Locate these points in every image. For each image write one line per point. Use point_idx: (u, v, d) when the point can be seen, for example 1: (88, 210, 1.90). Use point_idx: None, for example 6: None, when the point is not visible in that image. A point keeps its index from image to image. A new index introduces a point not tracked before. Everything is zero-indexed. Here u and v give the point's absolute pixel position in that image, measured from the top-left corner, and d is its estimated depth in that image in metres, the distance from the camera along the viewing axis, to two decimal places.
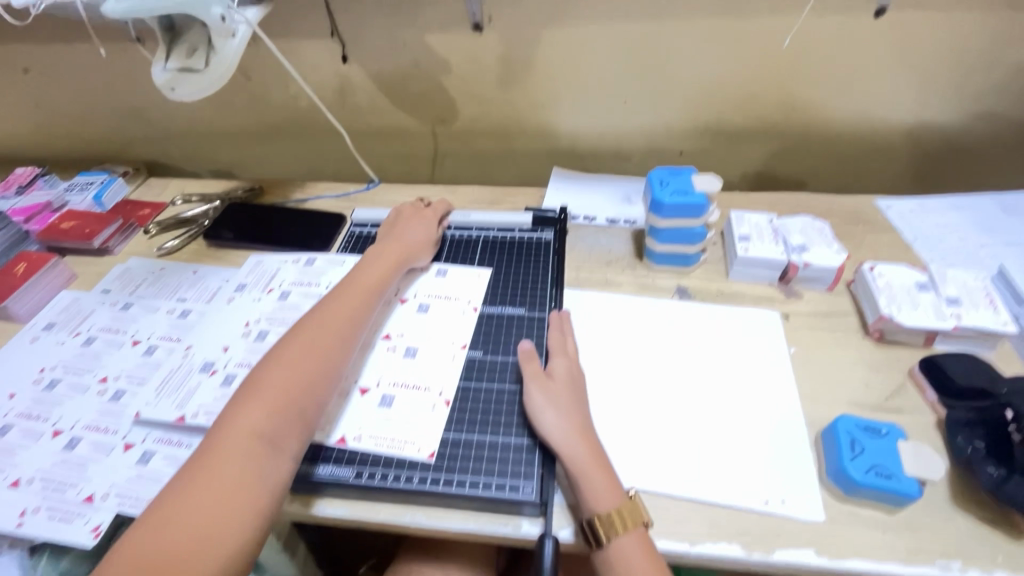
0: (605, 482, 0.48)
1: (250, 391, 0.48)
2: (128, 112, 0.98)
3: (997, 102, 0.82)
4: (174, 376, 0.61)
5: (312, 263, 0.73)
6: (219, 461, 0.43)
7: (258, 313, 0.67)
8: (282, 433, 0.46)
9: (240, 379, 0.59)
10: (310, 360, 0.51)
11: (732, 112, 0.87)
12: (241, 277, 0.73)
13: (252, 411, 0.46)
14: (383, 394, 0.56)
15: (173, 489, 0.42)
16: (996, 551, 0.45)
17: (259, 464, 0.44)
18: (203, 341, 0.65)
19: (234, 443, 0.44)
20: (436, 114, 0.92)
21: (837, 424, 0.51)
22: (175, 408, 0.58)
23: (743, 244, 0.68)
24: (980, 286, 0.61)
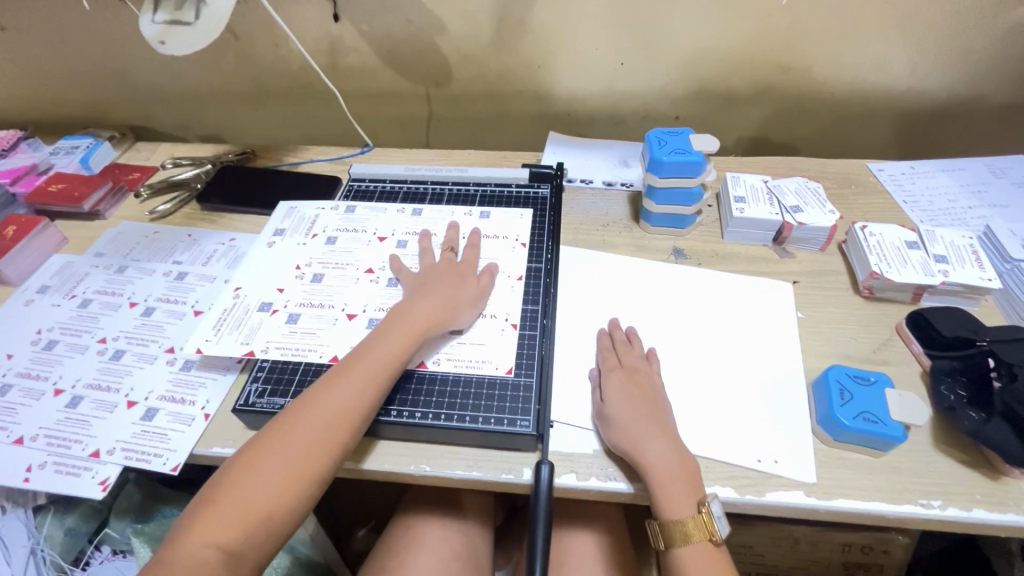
0: (682, 496, 0.47)
1: (270, 441, 0.45)
2: (111, 74, 0.95)
3: (990, 66, 0.83)
4: (227, 316, 0.59)
5: (353, 211, 0.73)
6: (215, 513, 0.42)
7: (308, 256, 0.66)
8: (290, 497, 0.43)
9: (306, 316, 0.59)
10: (338, 420, 0.47)
11: (729, 76, 0.86)
12: (276, 223, 0.71)
13: (272, 466, 0.44)
14: (370, 318, 0.59)
15: (240, 461, 0.45)
16: (974, 490, 0.48)
17: (258, 533, 0.42)
18: (253, 282, 0.63)
19: (246, 498, 0.42)
20: (431, 77, 0.90)
21: (828, 374, 0.52)
22: (239, 344, 0.57)
23: (738, 205, 0.69)
24: (967, 244, 0.63)
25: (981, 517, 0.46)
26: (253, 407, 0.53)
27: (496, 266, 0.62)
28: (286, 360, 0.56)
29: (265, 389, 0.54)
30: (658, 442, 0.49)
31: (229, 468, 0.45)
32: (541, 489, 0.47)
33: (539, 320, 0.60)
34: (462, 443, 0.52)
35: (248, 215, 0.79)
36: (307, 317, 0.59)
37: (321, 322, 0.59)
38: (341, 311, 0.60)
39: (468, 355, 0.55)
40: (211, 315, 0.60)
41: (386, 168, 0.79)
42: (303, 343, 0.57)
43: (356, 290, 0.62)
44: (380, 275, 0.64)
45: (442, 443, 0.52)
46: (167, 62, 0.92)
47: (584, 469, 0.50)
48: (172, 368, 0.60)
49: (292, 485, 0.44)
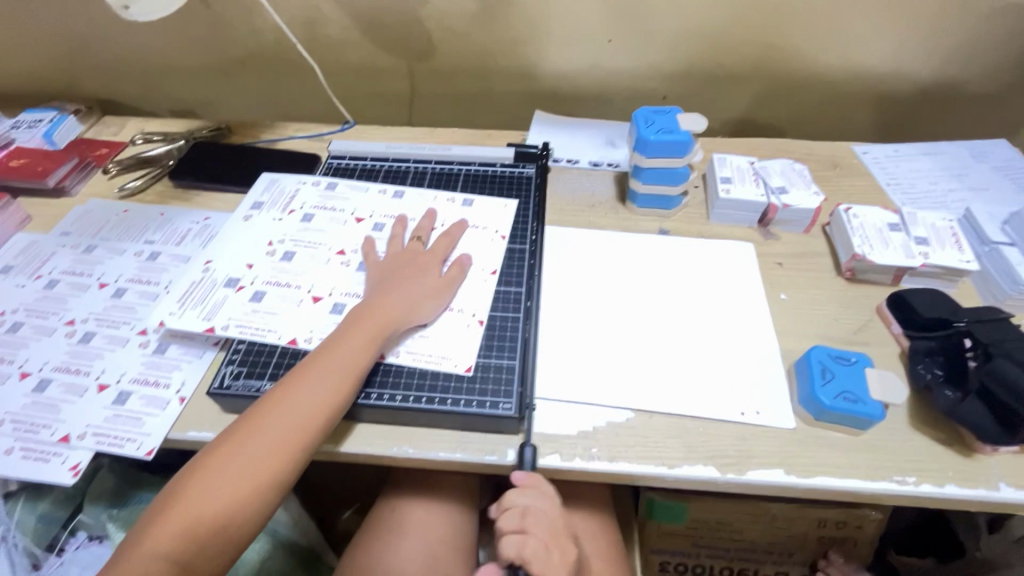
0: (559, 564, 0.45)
1: (222, 453, 0.45)
2: (74, 43, 0.90)
3: (972, 49, 0.83)
4: (192, 291, 0.58)
5: (334, 188, 0.70)
6: (166, 524, 0.42)
7: (281, 233, 0.65)
8: (241, 507, 0.44)
9: (271, 297, 0.58)
10: (291, 429, 0.46)
11: (716, 55, 0.85)
12: (256, 196, 0.70)
13: (230, 468, 0.44)
14: (334, 303, 0.58)
15: (199, 461, 0.45)
16: (948, 467, 0.49)
17: (207, 543, 0.42)
18: (226, 256, 0.62)
19: (194, 510, 0.43)
20: (413, 51, 0.87)
21: (810, 354, 0.53)
22: (201, 320, 0.56)
23: (724, 187, 0.69)
24: (947, 226, 0.63)
25: (954, 493, 0.47)
26: (229, 390, 0.51)
27: (469, 257, 0.60)
28: (243, 341, 0.55)
29: (240, 371, 0.53)
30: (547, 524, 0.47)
31: (182, 479, 0.45)
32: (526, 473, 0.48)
33: (522, 302, 0.59)
34: (443, 426, 0.51)
35: (225, 193, 0.76)
36: (278, 300, 0.58)
37: (287, 303, 0.58)
38: (307, 293, 0.58)
39: (451, 340, 0.54)
40: (177, 289, 0.59)
41: (367, 145, 0.76)
42: (266, 324, 0.55)
43: (325, 271, 0.61)
44: (351, 259, 0.62)
45: (423, 425, 0.51)
46: (134, 30, 0.88)
47: (568, 449, 0.50)
48: (145, 351, 0.58)
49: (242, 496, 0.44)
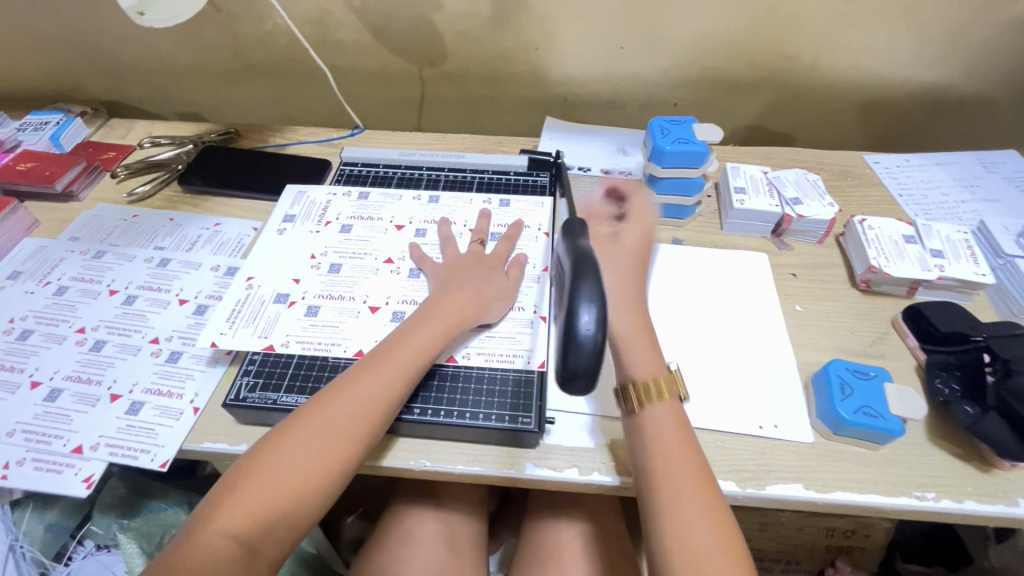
0: (647, 356, 0.50)
1: (300, 426, 0.44)
2: (81, 45, 0.89)
3: (983, 59, 0.83)
4: (239, 307, 0.58)
5: (366, 198, 0.70)
6: (234, 508, 0.40)
7: (323, 246, 0.64)
8: (311, 493, 0.42)
9: (326, 308, 0.58)
10: (367, 411, 0.46)
11: (729, 64, 0.85)
12: (286, 209, 0.69)
13: (306, 444, 0.43)
14: (394, 311, 0.58)
15: (271, 436, 0.44)
16: (966, 482, 0.49)
17: (276, 526, 0.41)
18: (268, 272, 0.62)
19: (264, 493, 0.41)
20: (424, 56, 0.87)
21: (829, 368, 0.53)
22: (257, 338, 0.55)
23: (739, 196, 0.69)
24: (962, 239, 0.64)
25: (973, 508, 0.47)
26: (246, 402, 0.51)
27: (525, 257, 0.61)
28: (309, 355, 0.54)
29: (256, 383, 0.52)
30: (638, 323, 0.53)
31: (248, 462, 0.43)
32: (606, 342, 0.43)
33: None
34: (462, 439, 0.51)
35: (237, 200, 0.76)
36: (338, 313, 0.58)
37: (344, 314, 0.57)
38: (363, 304, 0.59)
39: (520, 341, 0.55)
40: (222, 308, 0.58)
41: (378, 151, 0.76)
42: (331, 337, 0.55)
43: (377, 281, 0.61)
44: (400, 267, 0.62)
45: (441, 438, 0.51)
46: (142, 33, 0.87)
47: (587, 463, 0.50)
48: (157, 361, 0.57)
49: (314, 483, 0.42)
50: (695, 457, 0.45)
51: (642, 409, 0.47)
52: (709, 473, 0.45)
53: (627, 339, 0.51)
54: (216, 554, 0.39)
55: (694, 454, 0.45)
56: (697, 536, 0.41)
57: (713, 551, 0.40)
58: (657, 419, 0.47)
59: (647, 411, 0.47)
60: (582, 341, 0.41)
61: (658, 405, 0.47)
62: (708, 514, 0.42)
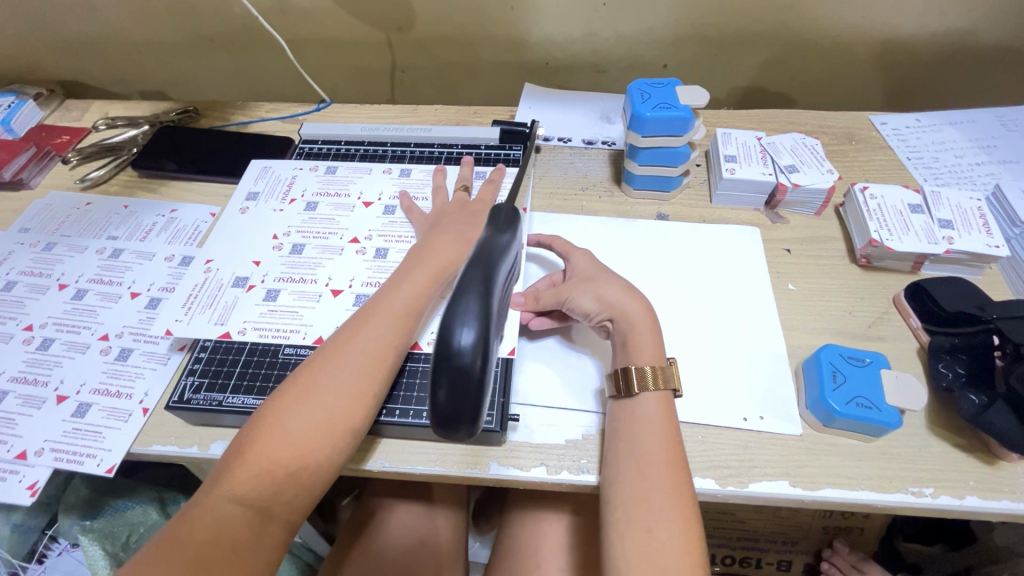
0: (653, 346, 0.48)
1: (301, 388, 0.43)
2: (28, 21, 0.84)
3: (1004, 4, 0.75)
4: (191, 295, 0.54)
5: (334, 172, 0.66)
6: (241, 472, 0.40)
7: (286, 225, 0.60)
8: (317, 453, 0.41)
9: (286, 294, 0.54)
10: (367, 363, 0.45)
11: (723, 18, 0.78)
12: (249, 186, 0.65)
13: (311, 405, 0.42)
14: (356, 295, 0.54)
15: (273, 401, 0.43)
16: (968, 476, 0.45)
17: (284, 488, 0.40)
18: (227, 254, 0.58)
19: (267, 455, 0.40)
20: (390, 21, 0.81)
21: (820, 354, 0.48)
22: (213, 325, 0.52)
23: (728, 165, 0.63)
24: (974, 207, 0.58)
25: (975, 505, 0.43)
26: (190, 404, 0.48)
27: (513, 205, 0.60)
28: (265, 345, 0.51)
29: (202, 383, 0.49)
30: (644, 309, 0.50)
31: (250, 428, 0.42)
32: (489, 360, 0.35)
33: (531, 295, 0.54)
34: (423, 437, 0.48)
35: (193, 183, 0.71)
36: (300, 296, 0.54)
37: (306, 301, 0.54)
38: (326, 287, 0.54)
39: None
40: (179, 294, 0.54)
41: (340, 127, 0.71)
42: (288, 325, 0.52)
43: (341, 262, 0.57)
44: (367, 247, 0.58)
45: (401, 437, 0.48)
46: (90, 6, 0.81)
47: (556, 461, 0.47)
48: (106, 359, 0.54)
49: (319, 442, 0.41)
50: (676, 457, 0.43)
51: (631, 394, 0.46)
52: (688, 478, 0.43)
53: (636, 329, 0.48)
54: (226, 517, 0.38)
55: (677, 452, 0.43)
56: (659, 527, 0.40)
57: (672, 553, 0.39)
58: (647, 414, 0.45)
59: (636, 401, 0.46)
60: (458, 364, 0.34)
61: (648, 394, 0.45)
62: (675, 514, 0.40)
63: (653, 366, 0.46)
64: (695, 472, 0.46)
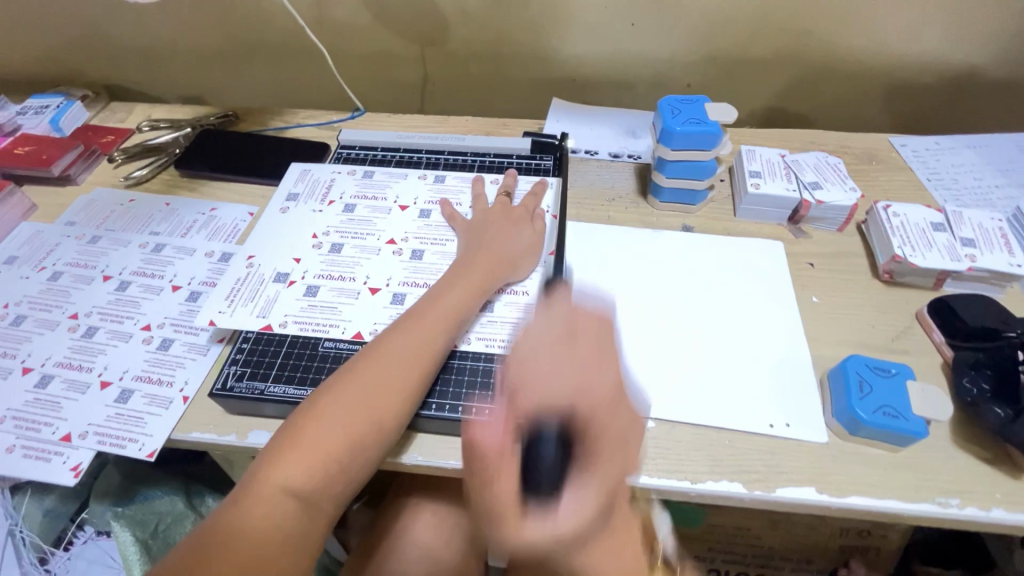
0: None
1: (350, 382, 0.45)
2: (81, 27, 0.88)
3: (1021, 35, 0.78)
4: (234, 289, 0.56)
5: (372, 176, 0.68)
6: (292, 460, 0.41)
7: (325, 225, 0.62)
8: (363, 448, 0.43)
9: (326, 291, 0.56)
10: (414, 363, 0.47)
11: (747, 40, 0.80)
12: (289, 187, 0.67)
13: (361, 400, 0.44)
14: (393, 293, 0.56)
15: (321, 393, 0.45)
16: (993, 488, 0.45)
17: (332, 480, 0.42)
18: (268, 251, 0.60)
19: (316, 445, 0.42)
20: (425, 36, 0.84)
21: (846, 363, 0.49)
22: (256, 317, 0.54)
23: (753, 181, 0.65)
24: (996, 227, 0.59)
25: (1000, 517, 0.44)
26: (233, 392, 0.50)
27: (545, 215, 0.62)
28: (305, 338, 0.53)
29: (244, 371, 0.51)
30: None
31: (298, 418, 0.44)
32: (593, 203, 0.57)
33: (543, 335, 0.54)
34: (456, 432, 0.49)
35: (232, 184, 0.74)
36: (338, 293, 0.56)
37: (344, 297, 0.55)
38: (364, 285, 0.56)
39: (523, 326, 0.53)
40: (223, 286, 0.56)
41: (377, 134, 0.74)
42: (327, 320, 0.54)
43: (378, 262, 0.59)
44: (403, 248, 0.60)
45: (433, 431, 0.49)
46: (141, 14, 0.85)
47: None
48: (148, 347, 0.56)
49: (365, 436, 0.43)
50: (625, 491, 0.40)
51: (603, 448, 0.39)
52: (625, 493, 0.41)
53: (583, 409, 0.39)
54: (277, 505, 0.40)
55: None
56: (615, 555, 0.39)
57: None
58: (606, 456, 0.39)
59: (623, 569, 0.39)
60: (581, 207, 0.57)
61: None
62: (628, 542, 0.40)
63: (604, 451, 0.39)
64: (723, 475, 0.46)
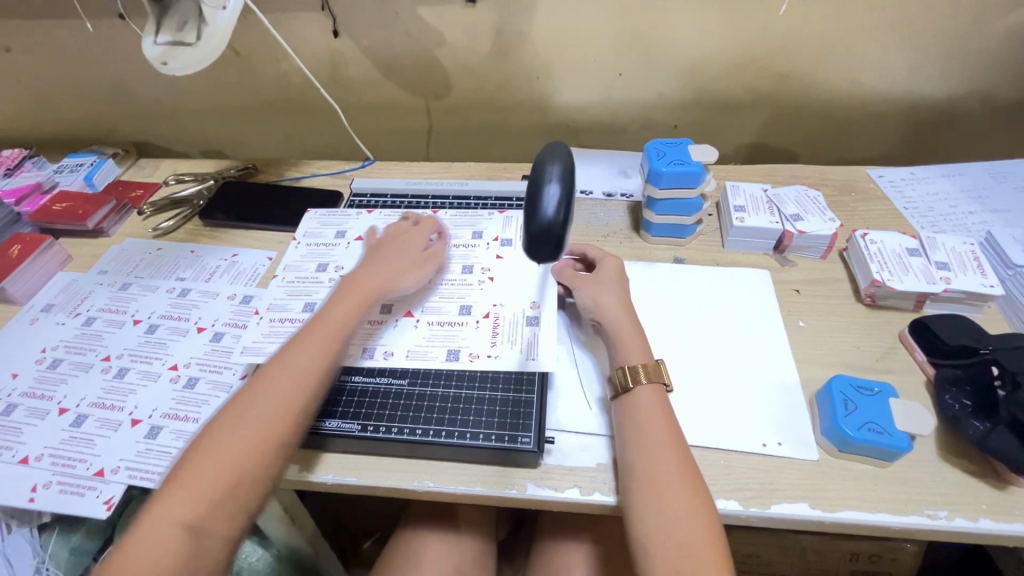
0: (638, 345, 0.54)
1: (266, 414, 0.48)
2: (114, 92, 0.96)
3: (983, 73, 0.83)
4: (274, 311, 0.63)
5: (394, 215, 0.75)
6: (175, 494, 0.43)
7: (354, 262, 0.68)
8: (250, 464, 0.45)
9: None
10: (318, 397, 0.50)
11: (727, 84, 0.87)
12: (315, 228, 0.74)
13: (256, 431, 0.47)
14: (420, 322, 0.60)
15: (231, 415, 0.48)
16: (980, 500, 0.47)
17: (208, 509, 0.43)
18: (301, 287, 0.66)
19: (215, 461, 0.45)
20: (430, 90, 0.91)
21: (831, 384, 0.52)
22: None
23: (738, 214, 0.69)
24: (968, 251, 0.63)
25: (988, 527, 0.46)
26: None
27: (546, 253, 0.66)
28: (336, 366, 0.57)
29: None
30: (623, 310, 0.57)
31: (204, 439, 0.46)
32: (568, 221, 0.44)
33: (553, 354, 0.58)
34: (465, 460, 0.52)
35: (252, 232, 0.79)
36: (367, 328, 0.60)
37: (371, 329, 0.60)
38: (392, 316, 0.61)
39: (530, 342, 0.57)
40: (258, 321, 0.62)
41: (387, 182, 0.80)
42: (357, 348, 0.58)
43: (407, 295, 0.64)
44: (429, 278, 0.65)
45: (443, 458, 0.52)
46: (169, 79, 0.93)
47: (589, 483, 0.50)
48: (175, 387, 0.60)
49: (251, 463, 0.45)
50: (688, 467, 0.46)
51: (629, 389, 0.51)
52: (694, 469, 0.46)
53: (619, 329, 0.56)
54: (163, 535, 0.41)
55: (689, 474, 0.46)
56: (677, 524, 0.43)
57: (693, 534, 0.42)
58: (637, 420, 0.49)
59: (633, 395, 0.51)
60: (543, 222, 0.42)
61: (643, 388, 0.51)
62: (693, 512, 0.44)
63: (643, 364, 0.52)
64: (719, 493, 0.49)
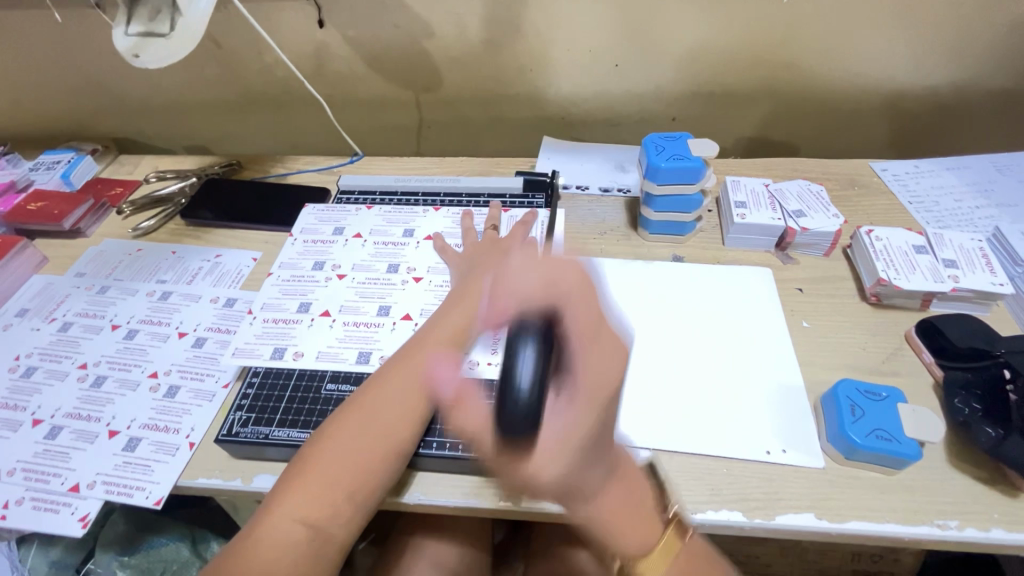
0: None
1: (351, 422, 0.45)
2: (91, 85, 0.92)
3: (989, 63, 0.81)
4: (268, 312, 0.61)
5: (392, 212, 0.72)
6: (303, 492, 0.42)
7: (352, 261, 0.66)
8: (372, 473, 0.43)
9: (352, 325, 0.59)
10: (412, 401, 0.47)
11: (727, 76, 0.84)
12: (311, 224, 0.71)
13: (367, 440, 0.44)
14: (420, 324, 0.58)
15: (336, 421, 0.46)
16: (991, 509, 0.46)
17: (347, 514, 0.42)
18: (296, 286, 0.63)
19: (328, 473, 0.42)
20: (420, 82, 0.88)
21: (838, 389, 0.50)
22: (284, 351, 0.57)
23: (739, 211, 0.67)
24: (977, 247, 0.61)
25: (1000, 537, 0.44)
26: (238, 437, 0.51)
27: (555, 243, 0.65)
28: (330, 369, 0.55)
29: (249, 417, 0.52)
30: None
31: (315, 444, 0.45)
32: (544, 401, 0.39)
33: None
34: (458, 471, 0.50)
35: (236, 231, 0.76)
36: (363, 330, 0.58)
37: (368, 333, 0.58)
38: (391, 318, 0.59)
39: None
40: (248, 324, 0.60)
41: (375, 179, 0.77)
42: (351, 352, 0.56)
43: (406, 296, 0.62)
44: (427, 280, 0.63)
45: (436, 469, 0.50)
46: (148, 72, 0.90)
47: None
48: (155, 396, 0.57)
49: (374, 473, 0.43)
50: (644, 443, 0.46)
51: None
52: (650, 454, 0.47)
53: None
54: (289, 537, 0.40)
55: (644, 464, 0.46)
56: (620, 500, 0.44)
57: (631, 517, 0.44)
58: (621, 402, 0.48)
59: None
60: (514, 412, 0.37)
61: None
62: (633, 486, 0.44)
63: None
64: (724, 504, 0.47)
